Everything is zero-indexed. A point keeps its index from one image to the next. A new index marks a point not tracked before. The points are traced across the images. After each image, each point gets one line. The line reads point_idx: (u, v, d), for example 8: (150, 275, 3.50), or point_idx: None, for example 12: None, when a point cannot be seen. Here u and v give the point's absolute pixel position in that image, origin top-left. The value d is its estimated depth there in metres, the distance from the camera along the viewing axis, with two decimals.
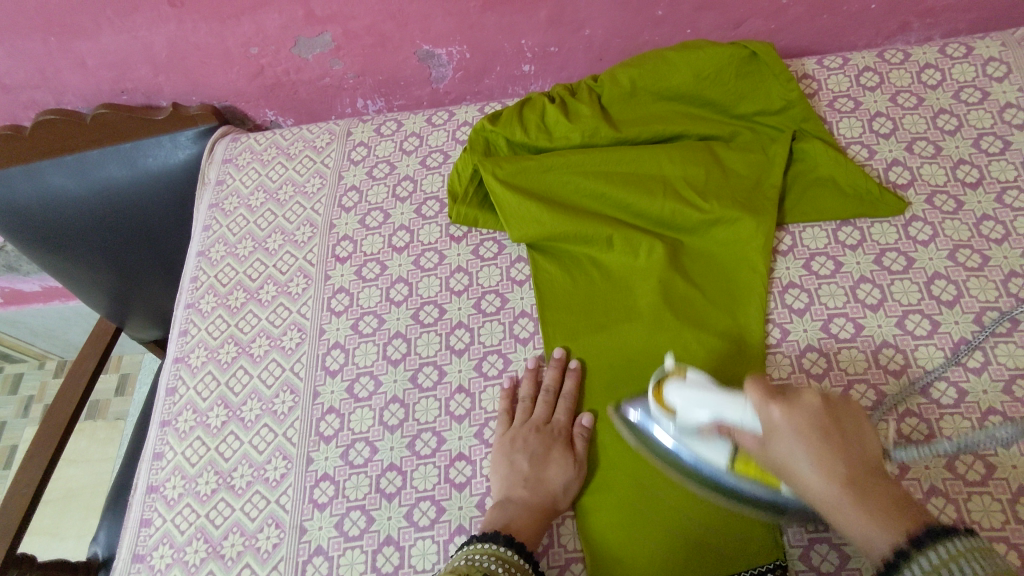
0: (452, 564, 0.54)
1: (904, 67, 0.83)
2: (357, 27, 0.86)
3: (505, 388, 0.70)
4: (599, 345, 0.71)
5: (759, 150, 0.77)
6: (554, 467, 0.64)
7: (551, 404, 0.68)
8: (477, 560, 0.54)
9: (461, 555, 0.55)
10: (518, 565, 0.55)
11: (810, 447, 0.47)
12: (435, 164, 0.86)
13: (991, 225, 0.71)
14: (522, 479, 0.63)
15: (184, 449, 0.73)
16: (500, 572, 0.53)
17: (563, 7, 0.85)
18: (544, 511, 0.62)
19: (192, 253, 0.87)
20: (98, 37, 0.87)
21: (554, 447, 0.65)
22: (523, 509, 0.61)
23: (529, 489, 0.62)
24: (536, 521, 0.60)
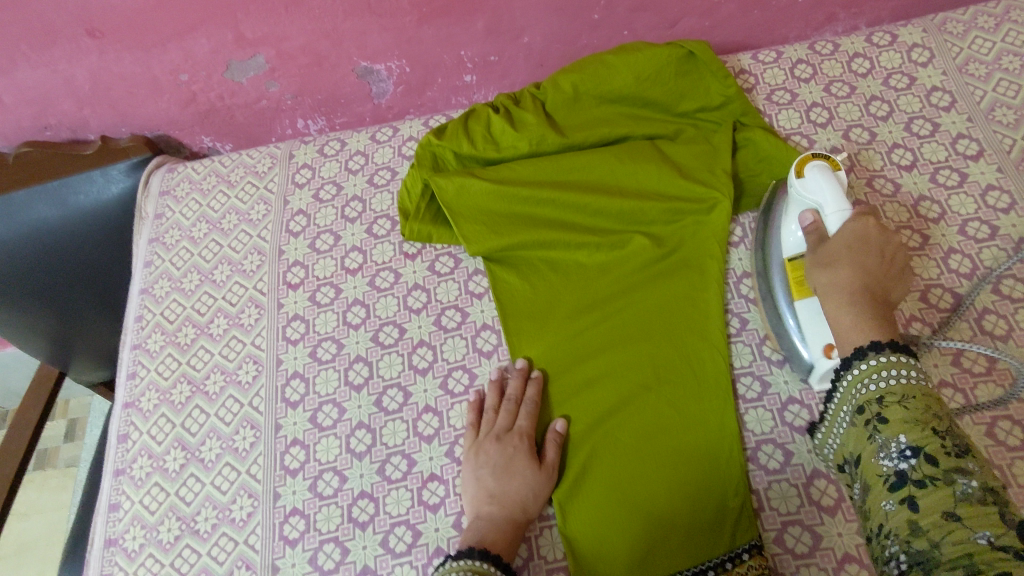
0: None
1: (834, 57, 0.86)
2: (291, 47, 0.84)
3: (471, 401, 0.69)
4: (562, 350, 0.71)
5: (706, 144, 0.79)
6: (519, 478, 0.62)
7: (513, 411, 0.67)
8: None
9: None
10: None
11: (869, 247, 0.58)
12: (383, 181, 0.85)
13: (928, 205, 0.74)
14: (488, 496, 0.62)
15: (141, 497, 0.70)
16: None
17: (500, 17, 0.85)
18: (514, 525, 0.61)
19: (134, 292, 0.83)
20: (14, 73, 0.83)
21: (518, 454, 0.64)
22: (491, 525, 0.60)
23: (496, 504, 0.62)
24: (508, 538, 0.60)
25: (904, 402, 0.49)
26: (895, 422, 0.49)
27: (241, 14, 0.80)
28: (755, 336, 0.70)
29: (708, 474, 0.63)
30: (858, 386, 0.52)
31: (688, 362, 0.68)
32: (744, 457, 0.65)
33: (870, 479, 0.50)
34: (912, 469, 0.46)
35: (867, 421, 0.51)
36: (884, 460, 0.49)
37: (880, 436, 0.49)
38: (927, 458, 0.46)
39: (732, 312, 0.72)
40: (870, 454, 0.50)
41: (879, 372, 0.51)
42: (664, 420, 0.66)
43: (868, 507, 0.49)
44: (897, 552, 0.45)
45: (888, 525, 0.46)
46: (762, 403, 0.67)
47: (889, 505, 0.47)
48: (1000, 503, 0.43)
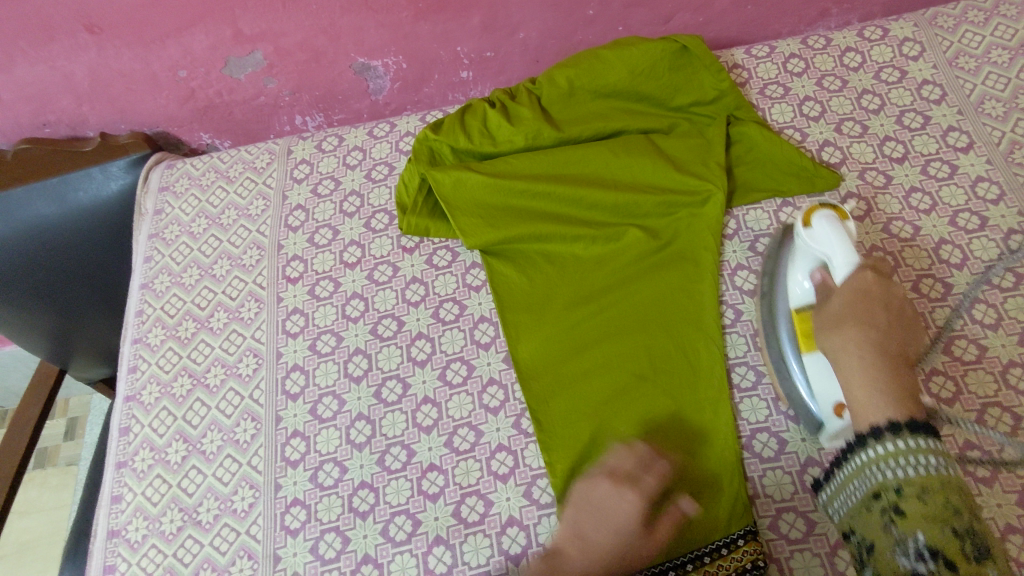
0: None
1: (827, 52, 0.87)
2: (288, 43, 0.85)
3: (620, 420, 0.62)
4: (560, 341, 0.71)
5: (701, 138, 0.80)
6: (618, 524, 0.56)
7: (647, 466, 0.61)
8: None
9: None
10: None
11: (873, 305, 0.57)
12: (381, 176, 0.86)
13: (919, 196, 0.75)
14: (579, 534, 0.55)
15: (144, 489, 0.70)
16: None
17: (496, 12, 0.85)
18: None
19: (135, 287, 0.84)
20: (13, 70, 0.83)
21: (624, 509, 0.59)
22: None
23: None
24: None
25: (923, 496, 0.48)
26: (912, 515, 0.48)
27: (238, 11, 0.80)
28: (750, 327, 0.71)
29: (702, 462, 0.64)
30: (874, 466, 0.51)
31: (684, 353, 0.69)
32: (739, 445, 0.65)
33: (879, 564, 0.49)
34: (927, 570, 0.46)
35: (881, 507, 0.50)
36: (899, 553, 0.48)
37: (896, 528, 0.48)
38: (946, 563, 0.45)
39: (726, 303, 0.73)
40: (882, 543, 0.49)
41: (899, 458, 0.50)
42: (659, 410, 0.67)
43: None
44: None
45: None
46: (756, 392, 0.68)
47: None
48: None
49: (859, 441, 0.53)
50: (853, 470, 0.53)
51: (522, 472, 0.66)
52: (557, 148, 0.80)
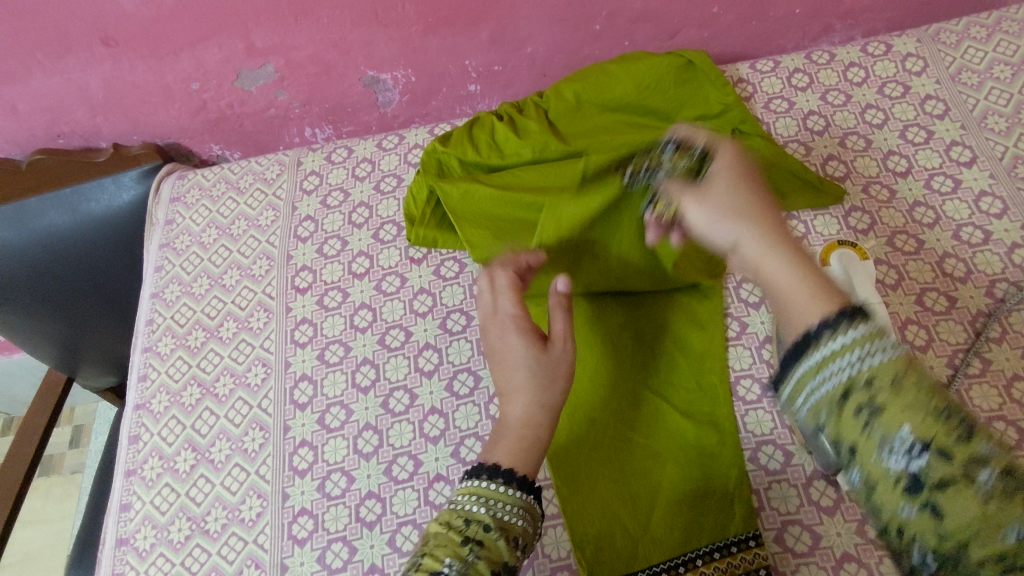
0: (443, 509, 0.56)
1: (830, 67, 0.88)
2: (300, 56, 0.86)
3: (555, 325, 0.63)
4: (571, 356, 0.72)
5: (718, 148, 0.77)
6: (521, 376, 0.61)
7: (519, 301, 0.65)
8: (463, 503, 0.56)
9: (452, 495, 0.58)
10: (506, 501, 0.56)
11: (744, 198, 0.54)
12: (389, 188, 0.87)
13: (923, 210, 0.76)
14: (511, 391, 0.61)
15: (152, 498, 0.71)
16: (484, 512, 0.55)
17: (504, 27, 0.86)
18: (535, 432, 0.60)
19: (145, 296, 0.85)
20: (29, 82, 0.84)
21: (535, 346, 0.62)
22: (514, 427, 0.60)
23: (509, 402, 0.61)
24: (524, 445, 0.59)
25: (895, 385, 0.40)
26: (889, 410, 0.39)
27: (251, 24, 0.81)
28: (755, 339, 0.72)
29: (708, 475, 0.65)
30: (824, 368, 0.42)
31: (692, 366, 0.71)
32: (744, 457, 0.66)
33: (866, 472, 0.41)
34: (927, 469, 0.38)
35: (851, 411, 0.41)
36: (886, 457, 0.39)
37: (875, 431, 0.40)
38: (939, 454, 0.38)
39: (731, 316, 0.73)
40: (863, 447, 0.40)
41: (842, 354, 0.41)
42: (663, 420, 0.69)
43: (862, 495, 0.42)
44: (920, 554, 0.39)
45: (904, 528, 0.39)
46: (761, 404, 0.68)
47: (906, 511, 0.39)
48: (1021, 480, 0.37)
49: (796, 349, 0.44)
50: (800, 372, 0.43)
51: None
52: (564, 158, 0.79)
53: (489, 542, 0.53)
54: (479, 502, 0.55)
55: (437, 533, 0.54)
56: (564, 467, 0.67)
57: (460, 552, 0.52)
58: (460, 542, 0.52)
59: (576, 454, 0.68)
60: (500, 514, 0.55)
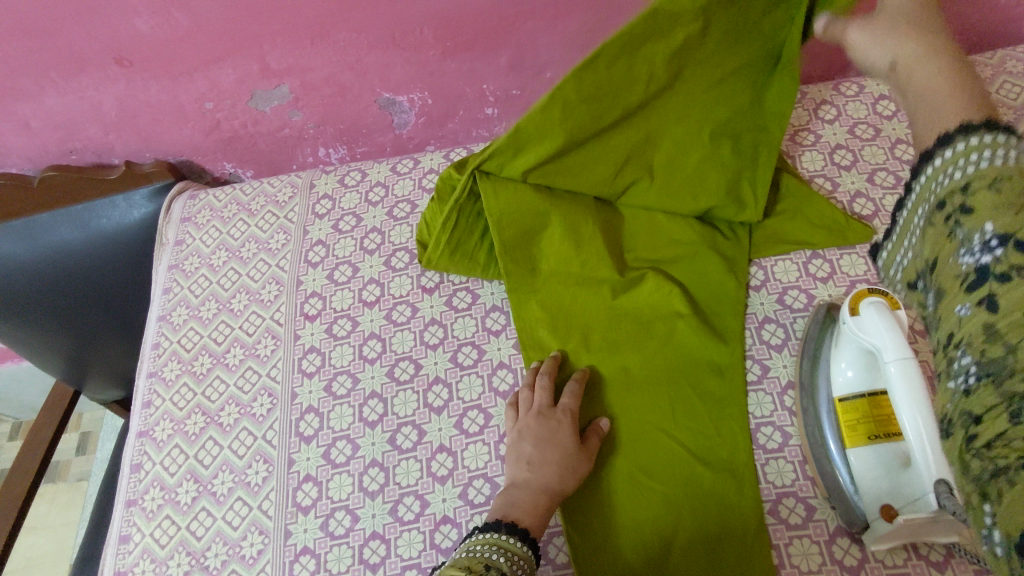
0: (453, 560, 0.54)
1: (859, 99, 0.85)
2: (315, 78, 0.85)
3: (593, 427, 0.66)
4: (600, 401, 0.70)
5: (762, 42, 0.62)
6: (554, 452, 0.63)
7: (530, 385, 0.69)
8: (480, 551, 0.54)
9: (465, 547, 0.56)
10: (519, 553, 0.55)
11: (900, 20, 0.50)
12: (403, 214, 0.85)
13: None
14: (526, 461, 0.63)
15: (153, 530, 0.69)
16: (503, 562, 0.54)
17: (523, 52, 0.84)
18: (552, 497, 0.61)
19: (152, 319, 0.83)
20: (43, 100, 0.84)
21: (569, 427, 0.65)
22: (527, 491, 0.61)
23: (533, 470, 0.62)
24: (541, 507, 0.60)
25: (994, 185, 0.37)
26: (981, 210, 0.37)
27: (267, 46, 0.80)
28: (776, 384, 0.69)
29: (726, 529, 0.62)
30: (943, 173, 0.41)
31: (714, 410, 0.68)
32: (763, 510, 0.63)
33: (944, 281, 0.39)
34: (994, 261, 0.36)
35: (946, 216, 0.40)
36: (962, 257, 0.38)
37: (959, 232, 0.39)
38: (1015, 245, 0.35)
39: (752, 358, 0.71)
40: (947, 253, 0.39)
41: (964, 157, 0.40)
42: (681, 466, 0.65)
43: (940, 315, 0.40)
44: (967, 364, 0.36)
45: (958, 334, 0.37)
46: (782, 454, 0.66)
47: (962, 310, 0.37)
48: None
49: (925, 156, 0.43)
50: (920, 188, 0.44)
51: None
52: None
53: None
54: (496, 553, 0.54)
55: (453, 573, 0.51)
56: (578, 512, 0.65)
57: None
58: None
59: (586, 501, 0.65)
60: (514, 567, 0.54)
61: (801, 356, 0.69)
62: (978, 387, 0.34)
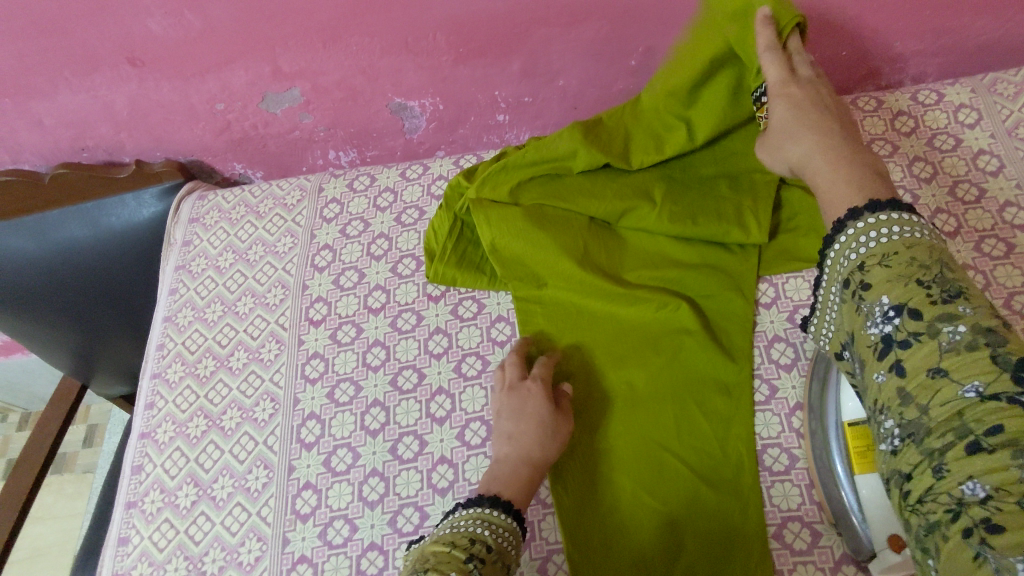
0: (437, 535, 0.54)
1: (877, 114, 0.83)
2: (326, 81, 0.84)
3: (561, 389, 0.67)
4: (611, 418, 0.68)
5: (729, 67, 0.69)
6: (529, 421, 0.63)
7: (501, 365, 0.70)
8: (463, 526, 0.54)
9: (447, 524, 0.56)
10: (503, 526, 0.56)
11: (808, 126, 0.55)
12: (411, 220, 0.84)
13: (972, 274, 0.71)
14: (506, 436, 0.63)
15: (152, 533, 0.69)
16: (486, 534, 0.54)
17: (537, 60, 0.84)
18: (533, 466, 0.62)
19: (158, 319, 0.83)
20: (56, 97, 0.84)
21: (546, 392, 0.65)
22: (512, 466, 0.61)
23: (512, 445, 0.63)
24: (523, 479, 0.61)
25: (887, 261, 0.42)
26: (879, 285, 0.43)
27: (279, 49, 0.80)
28: (785, 405, 0.68)
29: (732, 547, 0.62)
30: (847, 252, 0.45)
31: (718, 428, 0.67)
32: (767, 533, 0.62)
33: (861, 351, 0.44)
34: (896, 330, 0.41)
35: (851, 291, 0.45)
36: (870, 328, 0.43)
37: (864, 305, 0.43)
38: (913, 314, 0.40)
39: (761, 378, 0.70)
40: (858, 326, 0.44)
41: (858, 240, 0.45)
42: (683, 484, 0.64)
43: (864, 384, 0.44)
44: (892, 427, 0.41)
45: (881, 400, 0.42)
46: (789, 477, 0.64)
47: (879, 377, 0.42)
48: (995, 345, 0.37)
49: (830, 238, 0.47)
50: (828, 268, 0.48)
51: (538, 544, 0.65)
52: (595, 180, 0.75)
53: (491, 565, 0.51)
54: (480, 525, 0.54)
55: (435, 549, 0.51)
56: (579, 528, 0.64)
57: (464, 564, 0.49)
58: (466, 559, 0.50)
59: (587, 517, 0.65)
60: (499, 539, 0.54)
61: (812, 377, 0.67)
62: (903, 448, 0.40)
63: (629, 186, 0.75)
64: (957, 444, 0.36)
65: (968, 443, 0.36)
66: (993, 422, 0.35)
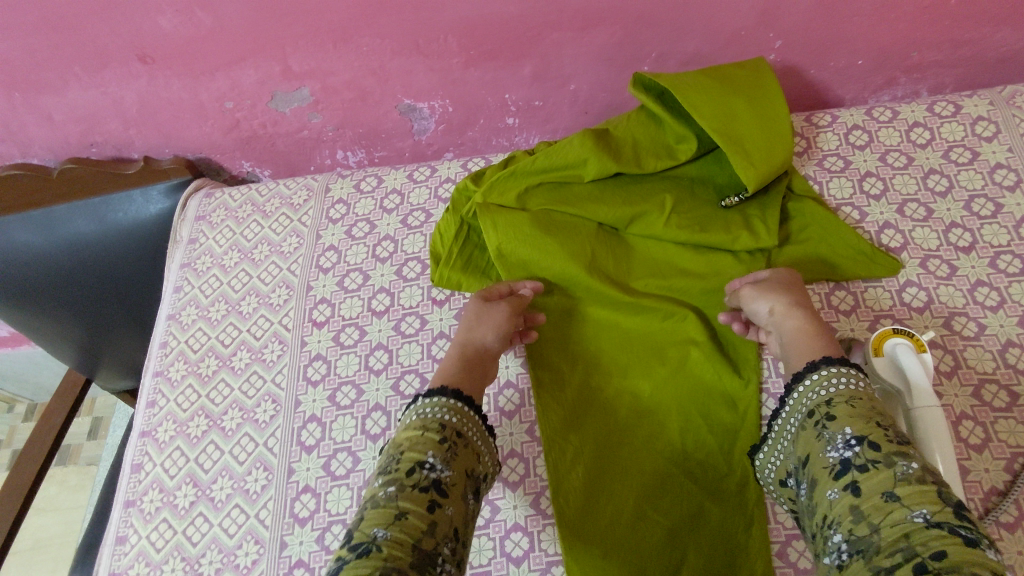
0: (408, 421, 0.59)
1: (892, 125, 0.82)
2: (336, 81, 0.84)
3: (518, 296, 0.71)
4: (614, 425, 0.68)
5: (693, 100, 0.71)
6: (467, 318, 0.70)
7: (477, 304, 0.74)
8: (431, 415, 0.58)
9: (413, 412, 0.59)
10: (469, 415, 0.59)
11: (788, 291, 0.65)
12: (417, 223, 0.84)
13: (986, 291, 0.70)
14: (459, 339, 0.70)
15: (149, 533, 0.69)
16: (454, 423, 0.58)
17: (548, 64, 0.83)
18: (464, 347, 0.67)
19: (162, 317, 0.83)
20: (65, 93, 0.84)
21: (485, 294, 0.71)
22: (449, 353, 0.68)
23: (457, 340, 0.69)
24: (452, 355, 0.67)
25: (851, 402, 0.52)
26: (840, 417, 0.51)
27: (289, 48, 0.79)
28: None
29: (731, 559, 0.61)
30: (812, 390, 0.55)
31: (723, 439, 0.66)
32: (771, 552, 0.60)
33: (814, 470, 0.51)
34: (854, 455, 0.48)
35: (813, 420, 0.53)
36: (828, 451, 0.50)
37: (826, 432, 0.51)
38: (870, 445, 0.48)
39: (768, 392, 0.67)
40: (816, 449, 0.51)
41: (825, 380, 0.55)
42: (687, 497, 0.64)
43: (812, 501, 0.50)
44: (840, 541, 0.46)
45: (831, 515, 0.47)
46: None
47: (832, 494, 0.48)
48: (940, 485, 0.45)
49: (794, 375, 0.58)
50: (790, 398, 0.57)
51: (536, 556, 0.63)
52: (604, 189, 0.76)
53: (463, 447, 0.57)
54: (447, 411, 0.58)
55: (409, 436, 0.56)
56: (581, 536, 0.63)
57: (441, 446, 0.55)
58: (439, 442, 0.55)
59: (590, 527, 0.63)
60: (466, 424, 0.59)
61: None
62: (850, 562, 0.44)
63: (639, 193, 0.75)
64: (905, 565, 0.40)
65: (914, 565, 0.40)
66: (939, 548, 0.40)
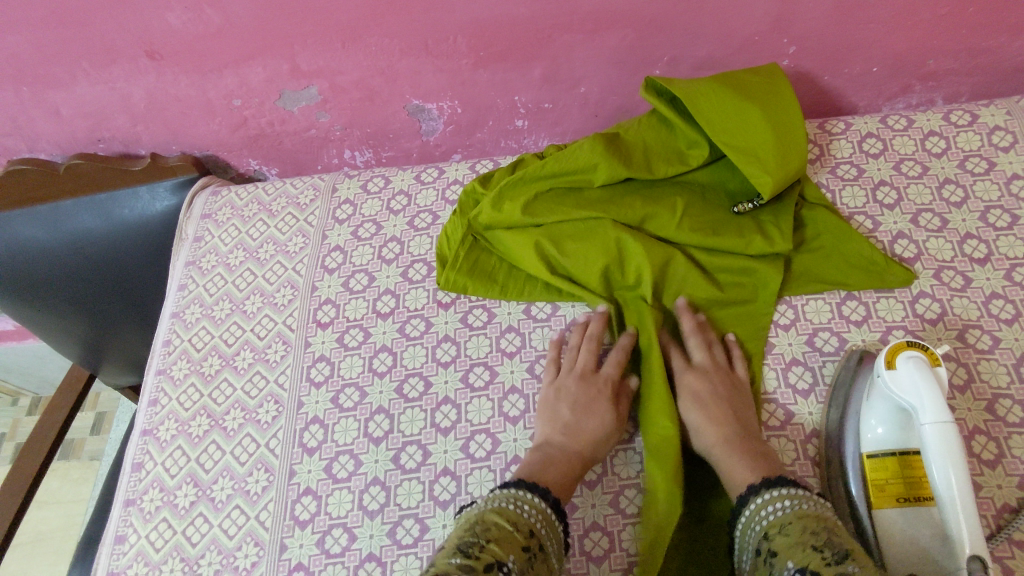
0: (500, 504, 0.55)
1: (907, 133, 0.81)
2: (345, 81, 0.83)
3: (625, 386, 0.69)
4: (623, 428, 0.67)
5: (702, 108, 0.71)
6: (592, 418, 0.65)
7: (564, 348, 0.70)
8: (525, 514, 0.54)
9: (505, 497, 0.56)
10: (557, 530, 0.56)
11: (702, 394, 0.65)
12: (424, 225, 0.83)
13: (1001, 304, 0.68)
14: (562, 425, 0.64)
15: (148, 532, 0.68)
16: (543, 535, 0.54)
17: (557, 66, 0.82)
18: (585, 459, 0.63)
19: (165, 314, 0.83)
20: (73, 88, 0.83)
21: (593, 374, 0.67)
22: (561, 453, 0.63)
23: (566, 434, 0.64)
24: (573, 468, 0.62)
25: (785, 530, 0.51)
26: (782, 550, 0.49)
27: (297, 47, 0.79)
28: (801, 431, 0.65)
29: None
30: (753, 523, 0.54)
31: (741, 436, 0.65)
32: None
33: None
34: None
35: (762, 557, 0.51)
36: None
37: (773, 569, 0.49)
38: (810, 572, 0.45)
39: (775, 403, 0.67)
40: None
41: (762, 511, 0.54)
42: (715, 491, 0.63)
43: None
44: None
45: None
46: None
47: None
48: None
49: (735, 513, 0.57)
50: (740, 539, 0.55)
51: None
52: (614, 193, 0.75)
53: (542, 561, 0.52)
54: (539, 519, 0.55)
55: (499, 525, 0.52)
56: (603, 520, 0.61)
57: (523, 554, 0.51)
58: (523, 549, 0.51)
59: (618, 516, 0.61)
60: (550, 540, 0.54)
61: (831, 404, 0.65)
62: None
63: (649, 197, 0.74)
64: None
65: None
66: None
